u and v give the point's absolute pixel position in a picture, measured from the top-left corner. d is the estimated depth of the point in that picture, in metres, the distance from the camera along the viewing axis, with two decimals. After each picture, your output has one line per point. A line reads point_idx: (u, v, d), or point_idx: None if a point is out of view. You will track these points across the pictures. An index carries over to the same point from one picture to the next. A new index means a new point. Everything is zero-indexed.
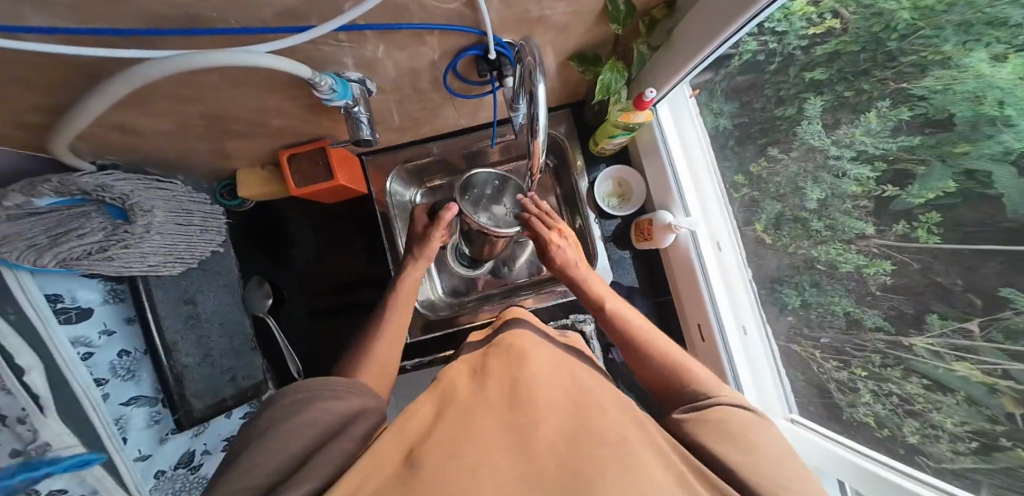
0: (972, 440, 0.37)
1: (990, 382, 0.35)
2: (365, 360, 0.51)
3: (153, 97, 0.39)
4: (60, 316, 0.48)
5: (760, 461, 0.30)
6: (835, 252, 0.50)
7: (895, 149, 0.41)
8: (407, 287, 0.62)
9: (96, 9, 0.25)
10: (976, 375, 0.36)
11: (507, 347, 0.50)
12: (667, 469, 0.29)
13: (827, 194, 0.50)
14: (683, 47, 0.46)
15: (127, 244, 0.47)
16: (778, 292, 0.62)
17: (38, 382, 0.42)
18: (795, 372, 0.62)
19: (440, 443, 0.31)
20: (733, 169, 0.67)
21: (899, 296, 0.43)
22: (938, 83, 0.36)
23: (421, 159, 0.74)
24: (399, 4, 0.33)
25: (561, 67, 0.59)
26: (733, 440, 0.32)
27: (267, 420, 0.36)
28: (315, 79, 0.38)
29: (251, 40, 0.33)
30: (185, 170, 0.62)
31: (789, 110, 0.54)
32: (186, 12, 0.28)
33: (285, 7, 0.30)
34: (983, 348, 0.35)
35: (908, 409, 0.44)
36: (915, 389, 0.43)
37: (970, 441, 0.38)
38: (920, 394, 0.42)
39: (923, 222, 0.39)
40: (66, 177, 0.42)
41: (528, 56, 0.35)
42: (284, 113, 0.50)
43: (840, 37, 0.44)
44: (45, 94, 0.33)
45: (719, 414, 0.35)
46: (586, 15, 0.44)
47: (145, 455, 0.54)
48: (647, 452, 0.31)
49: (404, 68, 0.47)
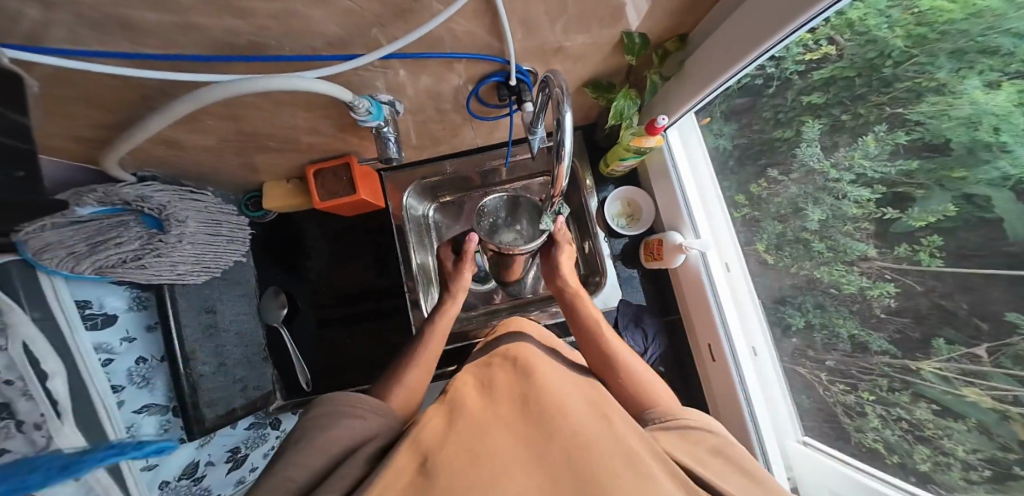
0: (986, 469, 0.38)
1: (1001, 409, 0.35)
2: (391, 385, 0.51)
3: (200, 116, 0.41)
4: (87, 322, 0.50)
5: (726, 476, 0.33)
6: (839, 273, 0.51)
7: (893, 173, 0.42)
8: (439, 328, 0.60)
9: (169, 35, 0.28)
10: (987, 401, 0.36)
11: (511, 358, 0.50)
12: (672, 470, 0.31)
13: (829, 215, 0.52)
14: (695, 75, 0.49)
15: (160, 253, 0.48)
16: (782, 313, 0.63)
17: (58, 388, 0.43)
18: (802, 394, 0.62)
19: (457, 459, 0.31)
20: (733, 189, 0.70)
21: (905, 319, 0.43)
22: (931, 109, 0.38)
23: (436, 176, 0.76)
24: (434, 35, 0.36)
25: (576, 92, 0.62)
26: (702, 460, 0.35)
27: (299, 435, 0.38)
28: (354, 102, 0.41)
29: (301, 67, 0.36)
30: (215, 182, 0.65)
31: (787, 132, 0.56)
32: (247, 39, 0.30)
33: (334, 36, 0.33)
34: (993, 373, 0.35)
35: (919, 435, 0.44)
36: (926, 415, 0.43)
37: (984, 469, 0.38)
38: (931, 419, 0.42)
39: (925, 246, 0.40)
40: (110, 188, 0.45)
41: (556, 86, 0.37)
42: (315, 131, 0.52)
43: (835, 62, 0.46)
44: (107, 113, 0.36)
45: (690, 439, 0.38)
46: (604, 46, 0.47)
47: (152, 465, 0.53)
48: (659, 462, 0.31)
49: (426, 92, 0.50)
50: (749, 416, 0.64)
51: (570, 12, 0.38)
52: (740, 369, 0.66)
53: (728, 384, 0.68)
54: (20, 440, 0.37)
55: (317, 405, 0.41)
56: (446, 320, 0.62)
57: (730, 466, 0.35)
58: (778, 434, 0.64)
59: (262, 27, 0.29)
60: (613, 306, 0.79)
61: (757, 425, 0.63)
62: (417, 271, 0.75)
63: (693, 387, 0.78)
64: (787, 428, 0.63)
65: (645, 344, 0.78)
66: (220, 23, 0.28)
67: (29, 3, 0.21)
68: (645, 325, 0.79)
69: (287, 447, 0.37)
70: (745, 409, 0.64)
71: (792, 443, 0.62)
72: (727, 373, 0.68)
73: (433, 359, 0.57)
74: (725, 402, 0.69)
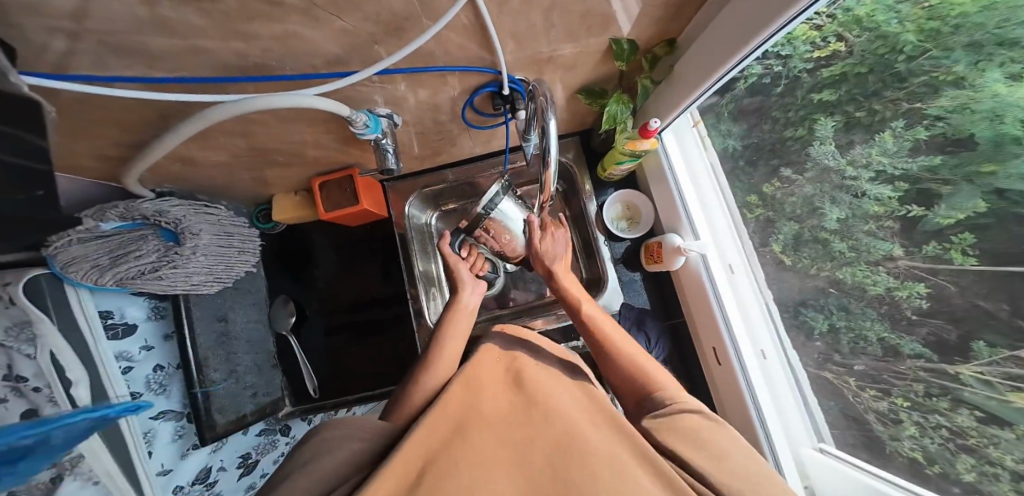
0: None
1: None
2: (407, 402, 0.50)
3: (211, 134, 0.44)
4: (109, 331, 0.53)
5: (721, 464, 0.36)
6: (863, 273, 0.49)
7: (916, 169, 0.41)
8: (455, 329, 0.61)
9: (174, 59, 0.30)
10: None
11: (500, 358, 0.52)
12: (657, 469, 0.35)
13: (848, 214, 0.50)
14: (686, 77, 0.49)
15: (176, 264, 0.51)
16: (802, 315, 0.61)
17: (81, 395, 0.45)
18: (828, 400, 0.59)
19: (449, 474, 0.34)
20: (746, 190, 0.69)
21: (938, 321, 0.41)
22: (952, 103, 0.36)
23: (438, 185, 0.78)
24: (425, 50, 0.38)
25: (570, 99, 0.63)
26: (694, 443, 0.38)
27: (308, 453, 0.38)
28: (351, 116, 0.43)
29: (301, 84, 0.38)
30: (228, 197, 0.68)
31: (800, 131, 0.55)
32: (253, 61, 0.33)
33: (331, 55, 0.35)
34: None
35: (962, 443, 0.41)
36: (968, 422, 0.40)
37: None
38: (974, 427, 0.39)
39: (955, 244, 0.38)
40: (131, 205, 0.49)
41: (541, 95, 0.39)
42: (320, 145, 0.55)
43: (845, 59, 0.45)
44: (127, 133, 0.39)
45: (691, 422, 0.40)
46: (594, 53, 0.48)
47: (166, 469, 0.55)
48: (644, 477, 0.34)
49: (426, 104, 0.52)
50: (757, 418, 0.62)
51: (560, 23, 0.40)
52: (747, 373, 0.65)
53: (734, 389, 0.67)
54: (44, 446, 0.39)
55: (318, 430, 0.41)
56: (463, 324, 0.62)
57: (721, 449, 0.38)
58: (791, 441, 0.61)
59: (266, 49, 0.31)
60: (616, 309, 0.77)
61: (769, 434, 0.60)
62: (419, 277, 0.76)
63: (700, 393, 0.76)
64: (801, 434, 0.61)
65: (648, 347, 0.77)
66: (224, 47, 0.30)
67: (56, 33, 0.23)
68: (647, 328, 0.78)
69: (294, 467, 0.37)
70: (751, 409, 0.63)
71: (806, 450, 0.60)
72: (734, 377, 0.66)
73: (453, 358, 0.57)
74: (735, 410, 0.67)
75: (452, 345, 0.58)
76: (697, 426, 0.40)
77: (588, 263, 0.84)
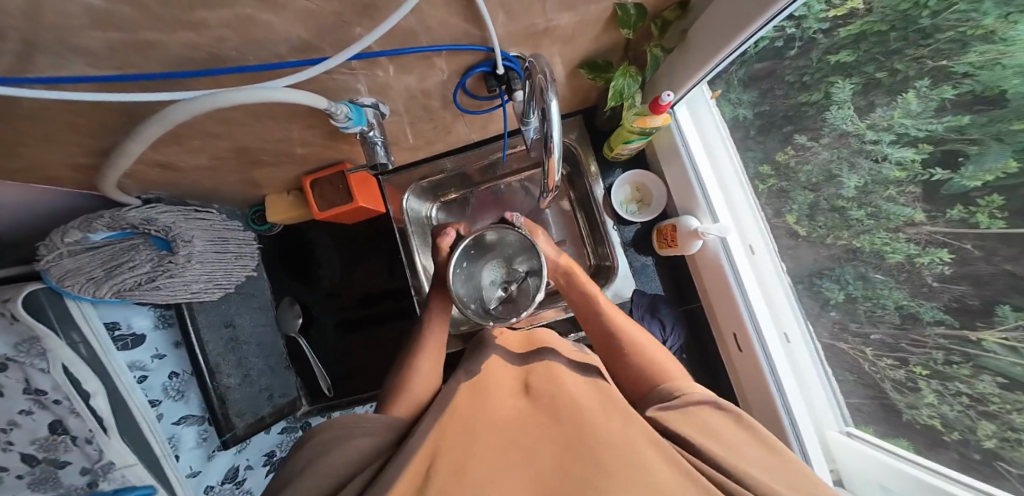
0: None
1: None
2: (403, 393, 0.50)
3: (182, 136, 0.42)
4: (118, 343, 0.52)
5: (735, 452, 0.34)
6: (882, 240, 0.45)
7: (941, 130, 0.36)
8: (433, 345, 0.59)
9: (128, 54, 0.27)
10: None
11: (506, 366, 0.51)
12: (668, 457, 0.33)
13: (867, 180, 0.46)
14: (702, 42, 0.44)
15: (172, 274, 0.51)
16: (818, 286, 0.57)
17: (102, 405, 0.45)
18: (844, 370, 0.56)
19: (459, 472, 0.33)
20: (758, 159, 0.64)
21: (961, 286, 0.37)
22: (981, 59, 0.31)
23: (436, 175, 0.76)
24: (406, 29, 0.34)
25: (571, 74, 0.58)
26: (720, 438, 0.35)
27: (306, 461, 0.37)
28: (331, 108, 0.40)
29: (269, 74, 0.35)
30: (221, 200, 0.67)
31: (815, 96, 0.50)
32: (208, 52, 0.30)
33: (298, 40, 0.32)
34: None
35: (983, 410, 0.38)
36: (989, 388, 0.37)
37: None
38: (996, 393, 0.36)
39: (982, 207, 0.34)
40: (117, 213, 0.47)
41: (539, 74, 0.36)
42: (306, 141, 0.52)
43: (864, 17, 0.40)
44: (94, 138, 0.37)
45: (701, 414, 0.39)
46: (594, 22, 0.44)
47: (194, 472, 0.56)
48: (657, 460, 0.32)
49: (414, 90, 0.48)
50: (782, 407, 0.59)
51: None
52: (772, 355, 0.62)
53: (756, 374, 0.64)
54: (77, 453, 0.44)
55: (323, 428, 0.40)
56: (438, 338, 0.60)
57: (741, 441, 0.36)
58: (815, 424, 0.59)
59: (223, 39, 0.28)
60: (627, 296, 0.74)
61: (794, 417, 0.58)
62: (422, 272, 0.74)
63: (721, 378, 0.74)
64: (827, 417, 0.59)
65: (664, 335, 0.75)
66: (172, 37, 0.27)
67: (7, 42, 0.21)
68: (662, 315, 0.76)
69: (296, 472, 0.36)
70: (776, 396, 0.60)
71: (833, 433, 0.58)
72: (756, 361, 0.63)
73: (437, 359, 0.57)
74: (757, 393, 0.64)
75: (430, 361, 0.56)
76: (722, 426, 0.38)
77: (596, 249, 0.79)
